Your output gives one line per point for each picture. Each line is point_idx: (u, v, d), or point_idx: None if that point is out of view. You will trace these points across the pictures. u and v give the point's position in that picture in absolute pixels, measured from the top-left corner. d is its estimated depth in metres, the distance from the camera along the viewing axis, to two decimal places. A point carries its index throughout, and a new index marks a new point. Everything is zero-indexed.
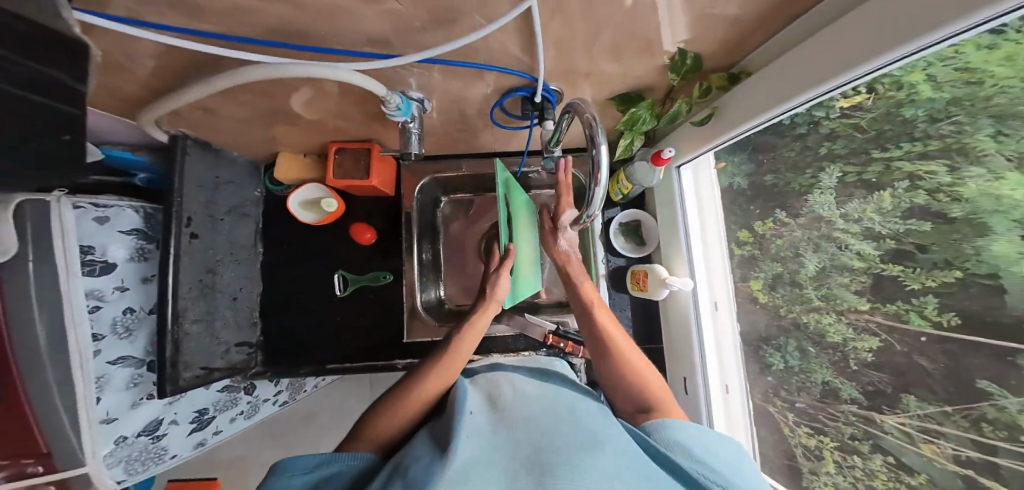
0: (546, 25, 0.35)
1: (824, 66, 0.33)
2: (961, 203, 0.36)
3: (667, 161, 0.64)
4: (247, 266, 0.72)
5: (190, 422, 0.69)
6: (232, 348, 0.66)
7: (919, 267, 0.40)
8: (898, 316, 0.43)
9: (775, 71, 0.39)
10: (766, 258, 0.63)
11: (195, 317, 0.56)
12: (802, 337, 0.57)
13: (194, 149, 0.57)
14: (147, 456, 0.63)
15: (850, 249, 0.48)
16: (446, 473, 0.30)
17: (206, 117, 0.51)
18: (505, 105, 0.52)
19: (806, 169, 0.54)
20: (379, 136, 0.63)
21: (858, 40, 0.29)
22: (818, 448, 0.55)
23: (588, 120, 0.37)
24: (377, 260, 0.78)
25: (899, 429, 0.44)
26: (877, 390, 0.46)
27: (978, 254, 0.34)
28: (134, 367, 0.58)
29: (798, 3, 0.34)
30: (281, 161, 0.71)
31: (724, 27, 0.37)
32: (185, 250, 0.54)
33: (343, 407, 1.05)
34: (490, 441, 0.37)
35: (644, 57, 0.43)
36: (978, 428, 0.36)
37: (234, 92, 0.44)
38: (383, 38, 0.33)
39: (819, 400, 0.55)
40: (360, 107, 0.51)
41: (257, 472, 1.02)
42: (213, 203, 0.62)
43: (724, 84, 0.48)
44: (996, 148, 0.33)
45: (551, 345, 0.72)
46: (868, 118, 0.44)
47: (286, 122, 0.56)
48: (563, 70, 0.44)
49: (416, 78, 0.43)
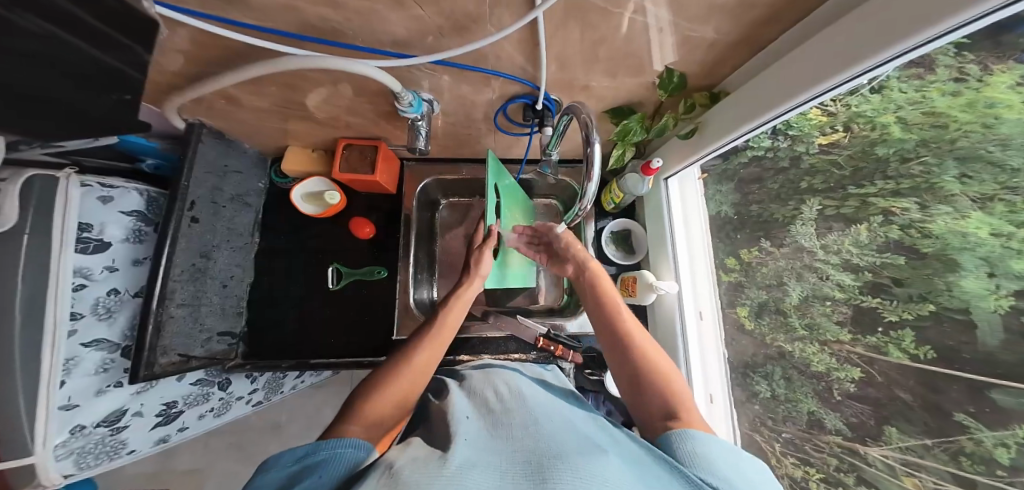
0: (549, 40, 0.38)
1: (803, 79, 0.36)
2: (931, 239, 0.40)
3: (655, 172, 0.67)
4: (242, 254, 0.71)
5: (156, 415, 0.64)
6: (214, 337, 0.64)
7: (896, 300, 0.43)
8: (878, 347, 0.45)
9: (751, 89, 0.43)
10: (753, 285, 0.65)
11: (182, 301, 0.56)
12: (787, 365, 0.58)
13: (208, 137, 0.59)
14: (103, 450, 0.58)
15: (830, 280, 0.51)
16: (447, 468, 0.29)
17: (226, 106, 0.54)
18: (508, 111, 0.56)
19: (788, 201, 0.58)
20: (388, 135, 0.66)
21: (837, 48, 0.32)
22: (804, 480, 0.56)
23: (584, 121, 0.39)
24: (369, 258, 0.77)
25: (882, 462, 0.45)
26: (860, 422, 0.48)
27: (948, 289, 0.38)
28: (108, 350, 0.56)
29: (772, 28, 0.38)
30: (287, 154, 0.73)
31: (704, 49, 0.41)
32: (183, 233, 0.55)
33: (318, 416, 1.01)
34: (488, 442, 0.36)
35: (636, 74, 0.47)
36: (957, 462, 0.38)
37: (258, 83, 0.46)
38: (404, 40, 0.36)
39: (805, 430, 0.56)
40: (373, 106, 0.53)
41: (217, 482, 0.95)
42: (218, 190, 0.62)
43: (706, 102, 0.52)
44: (961, 189, 0.37)
45: (541, 348, 0.72)
46: (844, 155, 0.49)
47: (301, 116, 0.58)
48: (564, 83, 0.48)
49: (428, 81, 0.46)
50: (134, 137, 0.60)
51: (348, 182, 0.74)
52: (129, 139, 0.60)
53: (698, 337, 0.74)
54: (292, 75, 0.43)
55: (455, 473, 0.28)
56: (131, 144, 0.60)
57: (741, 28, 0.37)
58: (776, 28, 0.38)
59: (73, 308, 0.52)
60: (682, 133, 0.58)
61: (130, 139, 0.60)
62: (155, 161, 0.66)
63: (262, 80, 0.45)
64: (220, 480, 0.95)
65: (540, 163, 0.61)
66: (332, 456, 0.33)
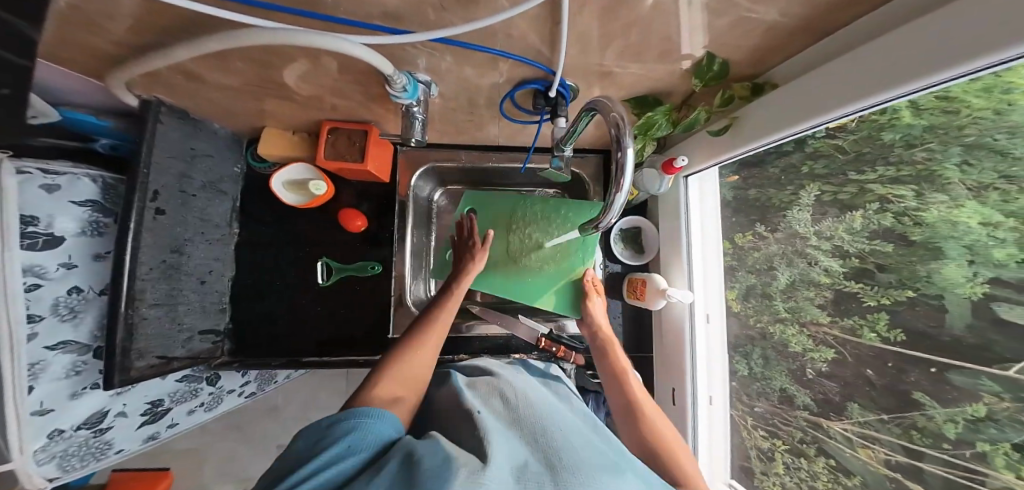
0: (572, 18, 0.32)
1: (869, 82, 0.31)
2: (922, 227, 0.40)
3: (678, 170, 0.63)
4: (220, 247, 0.69)
5: (141, 414, 0.64)
6: (196, 336, 0.63)
7: (878, 286, 0.45)
8: (853, 329, 0.48)
9: (809, 87, 0.38)
10: (743, 269, 0.67)
11: (154, 301, 0.51)
12: (766, 346, 0.62)
13: (168, 117, 0.52)
14: (89, 452, 0.58)
15: (819, 265, 0.53)
16: (459, 475, 0.27)
17: (188, 83, 0.47)
18: (516, 97, 0.50)
19: (786, 186, 0.57)
20: (378, 118, 0.60)
21: (913, 53, 0.27)
22: (770, 450, 0.62)
23: (615, 120, 0.34)
24: (363, 249, 0.76)
25: (841, 434, 0.50)
26: (826, 398, 0.53)
27: (929, 276, 0.39)
28: (78, 352, 0.54)
29: (845, 14, 0.32)
30: (267, 138, 0.67)
31: (758, 34, 0.36)
32: (147, 226, 0.48)
33: (313, 401, 1.00)
34: (509, 439, 0.36)
35: (666, 59, 0.41)
36: (909, 435, 0.43)
37: (226, 57, 0.39)
38: (398, 12, 0.30)
39: (776, 405, 0.61)
40: (360, 86, 0.46)
41: (214, 465, 0.98)
42: (187, 177, 0.57)
43: (747, 95, 0.46)
44: (960, 176, 0.36)
45: (543, 349, 0.72)
46: (849, 139, 0.45)
47: (280, 96, 0.51)
48: (580, 67, 0.42)
49: (426, 60, 0.40)
50: (79, 114, 0.54)
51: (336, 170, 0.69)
52: (74, 116, 0.54)
53: (704, 340, 0.72)
54: (257, 49, 0.36)
55: (479, 471, 0.28)
56: (77, 121, 0.55)
57: (804, 12, 0.32)
58: (850, 15, 0.32)
59: (29, 310, 0.48)
60: (714, 129, 0.54)
61: (74, 115, 0.54)
62: (110, 139, 0.60)
63: (224, 55, 0.38)
64: (221, 461, 0.98)
65: (552, 156, 0.56)
66: (371, 431, 0.35)
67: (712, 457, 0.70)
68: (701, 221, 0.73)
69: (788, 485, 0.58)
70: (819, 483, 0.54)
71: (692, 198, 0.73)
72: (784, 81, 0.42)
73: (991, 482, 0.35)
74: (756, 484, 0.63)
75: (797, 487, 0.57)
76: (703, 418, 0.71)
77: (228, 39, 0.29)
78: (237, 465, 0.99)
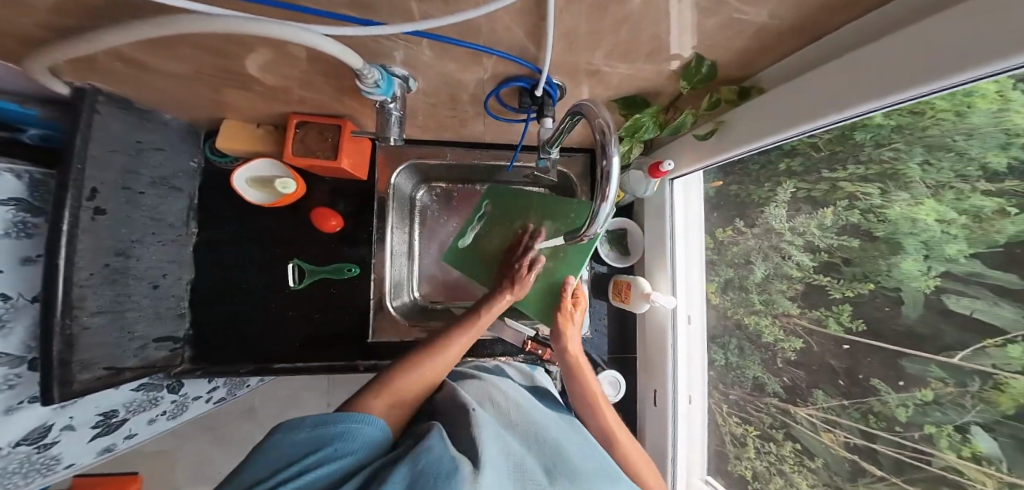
0: (559, 15, 0.30)
1: (865, 87, 0.30)
2: (885, 223, 0.41)
3: (664, 174, 0.64)
4: (176, 248, 0.65)
5: (92, 426, 0.60)
6: (151, 344, 0.59)
7: (843, 279, 0.47)
8: (819, 320, 0.51)
9: (800, 91, 0.37)
10: (722, 263, 0.68)
11: (97, 309, 0.46)
12: (741, 337, 0.64)
13: (108, 107, 0.46)
14: (32, 468, 0.53)
15: (791, 259, 0.55)
16: (458, 474, 0.30)
17: (129, 71, 0.41)
18: (501, 94, 0.48)
19: (764, 182, 0.58)
20: (354, 114, 0.57)
21: (911, 57, 0.26)
22: (743, 435, 0.64)
23: (599, 127, 0.32)
24: (332, 247, 0.73)
25: (807, 419, 0.53)
26: (794, 385, 0.55)
27: (888, 270, 0.41)
28: (9, 365, 0.47)
29: (836, 18, 0.32)
30: (225, 130, 0.63)
31: (748, 35, 0.35)
32: (84, 227, 0.43)
33: (292, 401, 0.97)
34: (500, 438, 0.39)
35: (654, 59, 0.40)
36: (865, 420, 0.45)
37: (172, 44, 0.34)
38: (367, 2, 0.27)
39: (748, 393, 0.64)
40: (331, 78, 0.43)
41: (186, 468, 0.94)
42: (134, 174, 0.53)
43: (734, 99, 0.46)
44: (920, 175, 0.38)
45: (529, 351, 0.72)
46: (824, 139, 0.46)
47: (237, 86, 0.47)
48: (567, 66, 0.41)
49: (402, 53, 0.37)
50: None
51: (306, 167, 0.65)
52: None
53: (687, 340, 0.73)
54: (212, 36, 0.32)
55: (478, 471, 0.31)
56: None
57: (794, 15, 0.31)
58: (844, 16, 0.32)
59: None
60: (701, 133, 0.54)
61: None
62: (41, 131, 0.53)
63: (168, 43, 0.34)
64: (193, 464, 0.94)
65: (537, 157, 0.55)
66: (360, 436, 0.36)
67: (691, 453, 0.72)
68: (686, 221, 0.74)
69: (760, 468, 0.61)
70: (786, 466, 0.57)
71: (677, 200, 0.73)
72: (773, 84, 0.42)
73: (937, 461, 0.38)
74: (730, 469, 0.67)
75: (767, 469, 0.60)
76: (682, 416, 0.73)
77: (173, 25, 0.25)
78: (210, 468, 0.95)
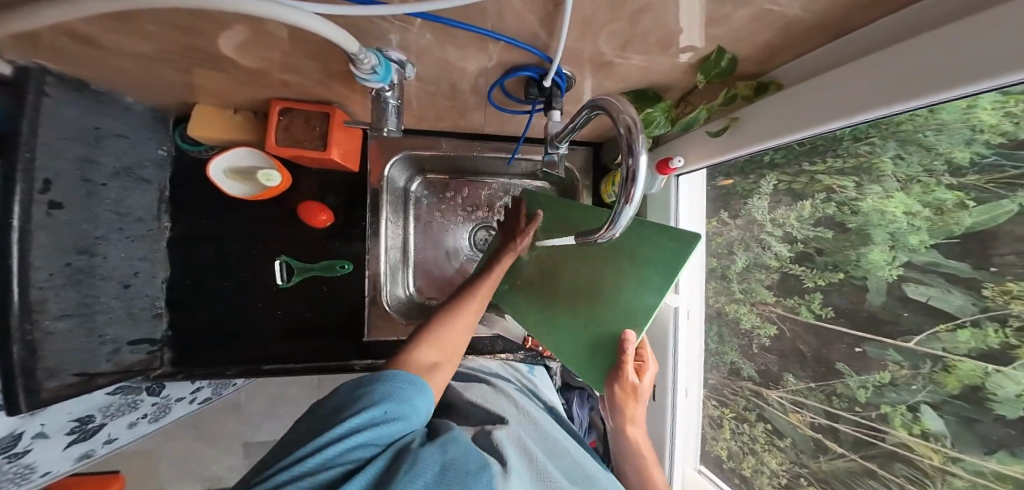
0: (578, 3, 0.28)
1: (890, 88, 0.29)
2: (857, 215, 0.44)
3: (673, 171, 0.62)
4: (147, 243, 0.60)
5: (67, 433, 0.56)
6: (124, 347, 0.56)
7: (816, 268, 0.50)
8: (792, 308, 0.54)
9: (826, 85, 0.35)
10: (705, 252, 0.71)
11: (60, 312, 0.43)
12: (721, 323, 0.68)
13: (57, 88, 0.41)
14: (5, 479, 0.49)
15: (770, 250, 0.57)
16: (494, 468, 0.35)
17: (83, 49, 0.36)
18: (506, 85, 0.46)
19: (749, 174, 0.58)
20: (344, 101, 0.54)
21: (939, 60, 0.25)
22: (720, 417, 0.70)
23: (627, 123, 0.31)
24: (321, 244, 0.70)
25: (777, 401, 0.58)
26: (766, 369, 0.60)
27: (857, 259, 0.44)
28: None
29: (863, 15, 0.31)
30: (199, 115, 0.57)
31: (775, 29, 0.34)
32: (38, 224, 0.39)
33: (280, 393, 0.96)
34: (515, 442, 0.44)
35: (666, 52, 0.38)
36: (830, 401, 0.50)
37: (132, 18, 0.30)
38: None
39: (726, 377, 0.68)
40: (319, 61, 0.40)
41: (170, 467, 0.92)
42: (92, 161, 0.48)
43: (750, 94, 0.45)
44: (892, 169, 0.40)
45: (529, 348, 0.76)
46: None
47: (212, 68, 0.43)
48: (578, 55, 0.39)
49: (398, 36, 0.34)
50: None
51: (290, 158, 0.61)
52: None
53: (686, 343, 0.72)
54: (183, 12, 0.29)
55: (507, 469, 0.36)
56: None
57: (826, 9, 0.30)
58: (875, 13, 0.31)
59: None
60: (714, 129, 0.52)
61: None
62: None
63: (130, 18, 0.30)
64: (178, 461, 0.92)
65: (544, 152, 0.53)
66: (408, 403, 0.36)
67: (683, 449, 0.74)
68: (689, 206, 0.69)
69: (734, 447, 0.66)
70: (758, 446, 0.62)
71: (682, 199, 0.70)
72: (791, 83, 0.41)
73: (890, 437, 0.43)
74: (708, 448, 0.72)
75: (741, 449, 0.65)
76: (679, 410, 0.73)
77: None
78: (197, 466, 0.93)
